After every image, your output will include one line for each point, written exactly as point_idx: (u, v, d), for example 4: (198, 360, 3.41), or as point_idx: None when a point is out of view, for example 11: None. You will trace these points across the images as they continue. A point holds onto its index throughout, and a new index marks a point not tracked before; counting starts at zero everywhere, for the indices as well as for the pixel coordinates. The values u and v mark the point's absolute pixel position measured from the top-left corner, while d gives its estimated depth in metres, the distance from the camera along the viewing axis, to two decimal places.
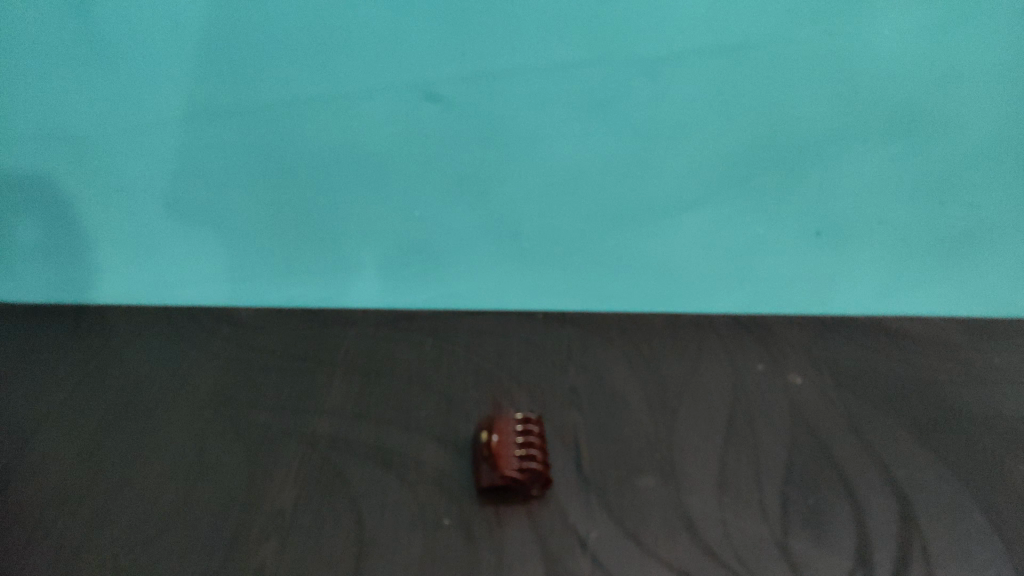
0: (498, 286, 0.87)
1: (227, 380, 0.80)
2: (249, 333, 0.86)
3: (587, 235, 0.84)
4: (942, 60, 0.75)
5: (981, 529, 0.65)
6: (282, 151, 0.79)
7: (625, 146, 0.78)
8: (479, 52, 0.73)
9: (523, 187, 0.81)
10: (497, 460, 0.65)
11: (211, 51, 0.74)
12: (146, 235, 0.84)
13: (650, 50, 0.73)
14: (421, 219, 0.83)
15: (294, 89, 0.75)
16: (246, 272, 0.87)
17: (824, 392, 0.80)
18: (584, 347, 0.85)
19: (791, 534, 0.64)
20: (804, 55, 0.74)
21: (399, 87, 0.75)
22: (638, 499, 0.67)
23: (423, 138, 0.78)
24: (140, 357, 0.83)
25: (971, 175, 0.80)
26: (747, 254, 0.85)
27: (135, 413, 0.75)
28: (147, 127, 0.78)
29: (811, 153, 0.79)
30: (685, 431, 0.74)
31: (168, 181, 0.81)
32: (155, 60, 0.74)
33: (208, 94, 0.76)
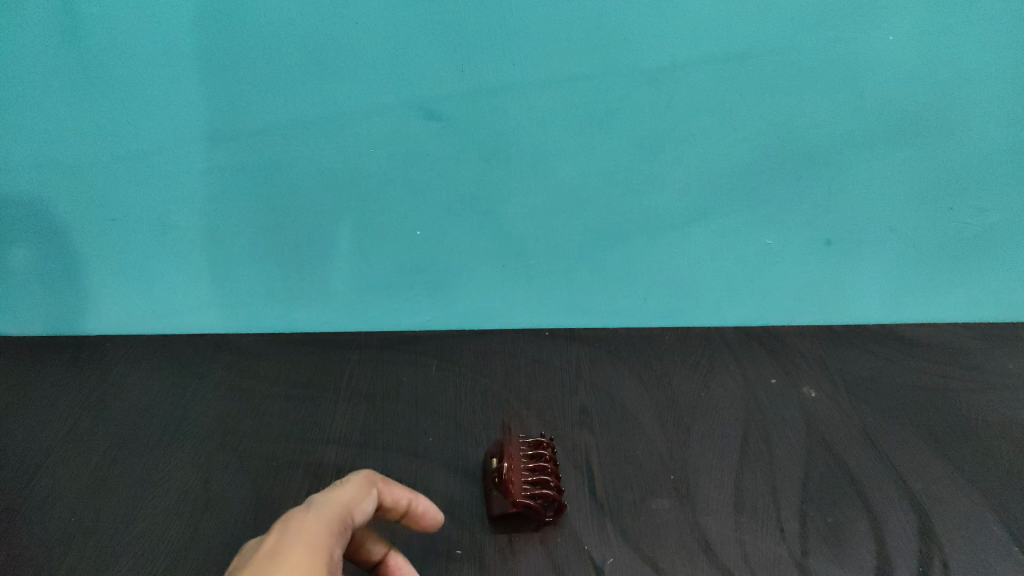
0: (506, 304, 0.89)
1: (229, 410, 0.78)
2: (247, 359, 0.86)
3: (592, 251, 0.84)
4: (950, 66, 0.72)
5: (998, 541, 0.62)
6: (280, 172, 0.78)
7: (628, 159, 0.78)
8: (479, 65, 0.71)
9: (527, 204, 0.80)
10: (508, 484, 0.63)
11: (207, 74, 0.72)
12: (145, 263, 0.84)
13: (652, 62, 0.71)
14: (423, 239, 0.83)
15: (291, 111, 0.74)
16: (250, 297, 0.88)
17: (840, 405, 0.78)
18: (593, 366, 0.84)
19: (810, 553, 0.61)
20: (811, 62, 0.72)
21: (397, 104, 0.74)
22: (655, 522, 0.64)
23: (424, 156, 0.77)
24: (141, 387, 0.82)
25: (981, 179, 0.79)
26: (756, 266, 0.86)
27: (138, 446, 0.74)
28: (143, 153, 0.76)
29: (819, 162, 0.78)
30: (700, 451, 0.72)
31: (167, 207, 0.80)
32: (149, 86, 0.72)
33: (204, 117, 0.74)
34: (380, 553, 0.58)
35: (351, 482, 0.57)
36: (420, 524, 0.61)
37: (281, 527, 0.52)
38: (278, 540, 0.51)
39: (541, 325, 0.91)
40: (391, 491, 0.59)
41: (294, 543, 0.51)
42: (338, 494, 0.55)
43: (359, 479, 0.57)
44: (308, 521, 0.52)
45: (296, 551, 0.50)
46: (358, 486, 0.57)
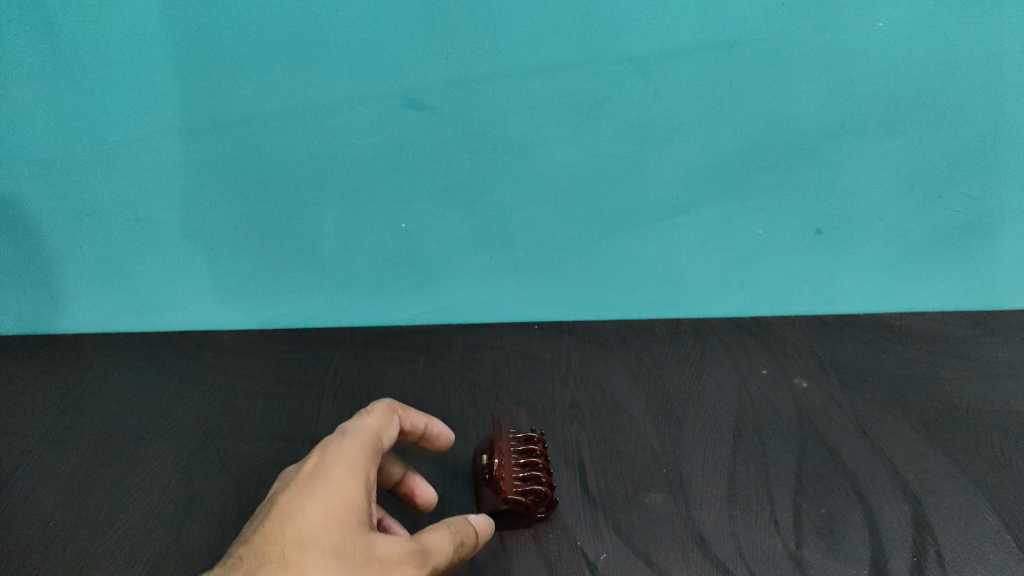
0: (493, 298, 0.88)
1: (212, 409, 0.77)
2: (231, 357, 0.85)
3: (580, 243, 0.83)
4: (940, 53, 0.71)
5: (992, 529, 0.61)
6: (261, 165, 0.76)
7: (616, 149, 0.76)
8: (463, 54, 0.70)
9: (514, 195, 0.79)
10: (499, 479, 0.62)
11: (183, 66, 0.70)
12: (124, 261, 0.83)
13: (640, 49, 0.70)
14: (408, 232, 0.82)
15: (271, 103, 0.72)
16: (230, 294, 0.86)
17: (831, 395, 0.77)
18: (583, 359, 0.83)
19: (804, 545, 0.60)
20: (800, 50, 0.71)
21: (381, 94, 0.72)
22: (648, 516, 0.63)
23: (408, 147, 0.75)
24: (121, 387, 0.80)
25: (971, 165, 0.78)
26: (746, 256, 0.85)
27: (119, 448, 0.72)
28: (119, 148, 0.74)
29: (809, 150, 0.77)
30: (692, 443, 0.71)
31: (145, 203, 0.78)
32: (124, 78, 0.70)
33: (181, 110, 0.72)
34: (399, 474, 0.62)
35: (375, 410, 0.62)
36: (429, 445, 0.67)
37: (323, 451, 0.57)
38: (321, 461, 0.56)
39: (530, 318, 0.90)
40: (410, 417, 0.64)
41: (331, 463, 0.56)
42: (369, 423, 0.60)
43: (382, 407, 0.63)
44: (346, 444, 0.57)
45: (334, 469, 0.55)
46: (381, 413, 0.62)
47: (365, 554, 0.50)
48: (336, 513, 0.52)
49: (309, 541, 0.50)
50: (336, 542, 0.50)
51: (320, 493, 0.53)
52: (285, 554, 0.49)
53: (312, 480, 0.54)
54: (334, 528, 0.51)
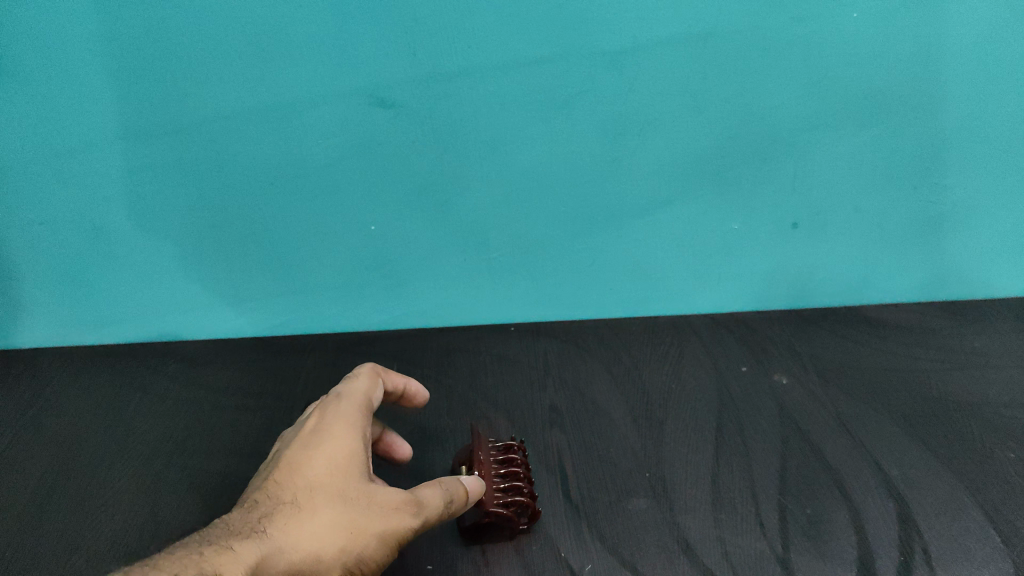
0: (468, 300, 0.86)
1: (178, 425, 0.74)
2: (197, 370, 0.82)
3: (555, 242, 0.82)
4: (914, 44, 0.71)
5: (978, 524, 0.60)
6: (222, 170, 0.73)
7: (590, 146, 0.75)
8: (431, 50, 0.67)
9: (486, 194, 0.77)
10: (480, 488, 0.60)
11: (136, 67, 0.66)
12: (80, 272, 0.79)
13: (613, 43, 0.68)
14: (378, 234, 0.79)
15: (231, 104, 0.69)
16: (194, 303, 0.83)
17: (811, 390, 0.77)
18: (561, 361, 0.82)
19: (792, 548, 0.59)
20: (774, 42, 0.70)
21: (346, 93, 0.69)
22: (632, 523, 0.62)
23: (375, 147, 0.73)
24: (82, 405, 0.77)
25: (945, 156, 0.78)
26: (722, 252, 0.84)
27: (79, 468, 0.69)
28: (71, 155, 0.71)
29: (784, 143, 0.76)
30: (675, 445, 0.70)
31: (100, 211, 0.75)
32: (73, 81, 0.67)
33: (135, 114, 0.69)
34: (378, 433, 0.62)
35: (361, 373, 0.62)
36: (406, 405, 0.67)
37: (320, 408, 0.57)
38: (319, 417, 0.56)
39: (505, 320, 0.88)
40: (391, 378, 0.64)
41: (330, 426, 0.55)
42: (359, 385, 0.60)
43: (368, 370, 0.62)
44: (342, 403, 0.57)
45: (334, 432, 0.55)
46: (367, 377, 0.61)
47: (368, 502, 0.51)
48: (338, 463, 0.53)
49: (316, 489, 0.51)
50: (342, 489, 0.52)
51: (323, 445, 0.54)
52: (296, 497, 0.51)
53: (312, 433, 0.55)
54: (338, 476, 0.52)
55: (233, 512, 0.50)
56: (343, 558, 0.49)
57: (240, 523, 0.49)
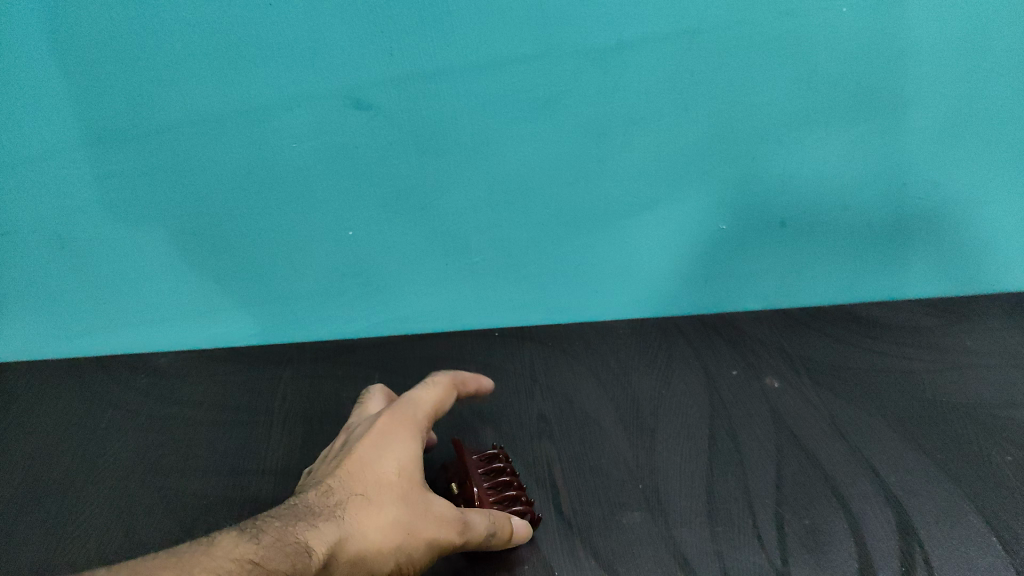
0: (451, 306, 0.83)
1: (152, 442, 0.71)
2: (170, 383, 0.79)
3: (540, 245, 0.79)
4: (903, 39, 0.69)
5: (977, 531, 0.59)
6: (191, 175, 0.70)
7: (574, 145, 0.72)
8: (408, 49, 0.64)
9: (468, 196, 0.74)
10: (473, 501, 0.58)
11: (99, 68, 0.63)
12: (45, 282, 0.76)
13: (597, 41, 0.66)
14: (357, 240, 0.76)
15: (200, 106, 0.66)
16: (167, 314, 0.80)
17: (804, 393, 0.76)
18: (548, 368, 0.80)
19: (791, 561, 0.57)
20: (761, 38, 0.68)
21: (321, 95, 0.66)
22: (627, 538, 0.60)
23: (352, 149, 0.70)
24: (48, 422, 0.74)
25: (934, 154, 0.76)
26: (710, 252, 0.82)
27: (47, 489, 0.66)
28: (31, 160, 0.68)
29: (772, 141, 0.74)
30: (667, 454, 0.68)
31: (65, 218, 0.72)
32: (32, 83, 0.63)
33: (99, 117, 0.66)
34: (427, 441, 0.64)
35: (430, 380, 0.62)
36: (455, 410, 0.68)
37: (390, 407, 0.57)
38: (388, 417, 0.56)
39: (490, 325, 0.86)
40: (467, 383, 0.68)
41: (399, 428, 0.55)
42: (427, 394, 0.60)
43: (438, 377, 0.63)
44: (411, 408, 0.58)
45: (404, 434, 0.55)
46: (436, 385, 0.62)
47: (427, 508, 0.51)
48: (408, 464, 0.53)
49: (385, 485, 0.51)
50: (407, 490, 0.51)
51: (396, 443, 0.54)
52: (368, 489, 0.50)
53: (383, 431, 0.55)
54: (409, 476, 0.52)
55: (309, 493, 0.50)
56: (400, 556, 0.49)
57: (319, 505, 0.48)
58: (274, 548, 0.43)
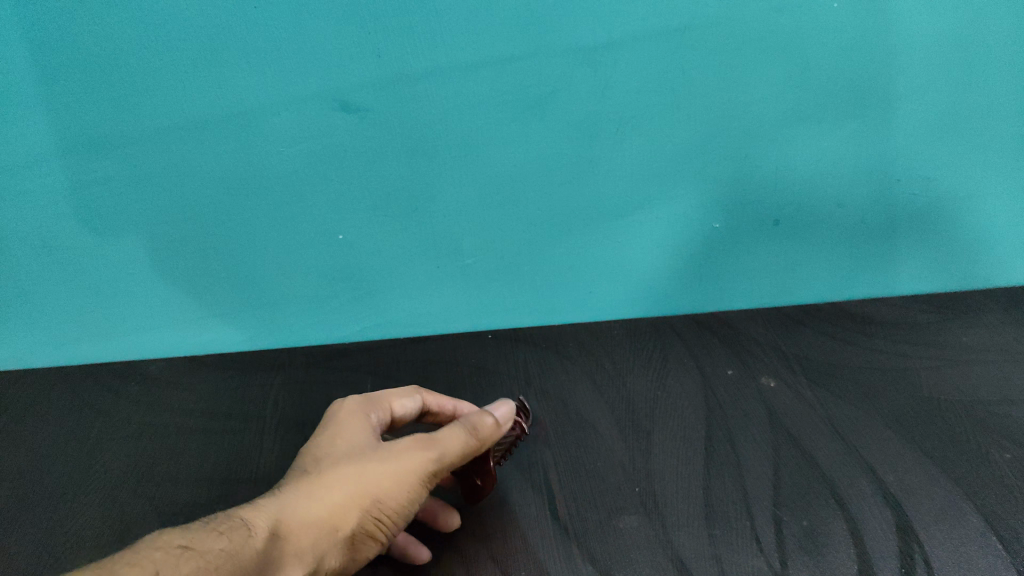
0: (443, 308, 0.83)
1: (142, 451, 0.70)
2: (161, 390, 0.78)
3: (532, 246, 0.79)
4: (897, 35, 0.68)
5: (977, 531, 0.59)
6: (178, 181, 0.69)
7: (565, 145, 0.72)
8: (396, 50, 0.64)
9: (459, 198, 0.74)
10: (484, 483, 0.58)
11: (82, 75, 0.62)
12: (31, 290, 0.75)
13: (587, 40, 0.65)
14: (347, 244, 0.76)
15: (186, 112, 0.65)
16: (156, 320, 0.79)
17: (800, 392, 0.75)
18: (542, 370, 0.79)
19: (789, 563, 0.57)
20: (753, 35, 0.67)
21: (308, 98, 0.65)
22: (624, 542, 0.59)
23: (341, 152, 0.69)
24: (37, 433, 0.73)
25: (928, 150, 0.76)
26: (704, 250, 0.82)
27: (36, 500, 0.65)
28: (15, 169, 0.67)
29: (765, 139, 0.74)
30: (663, 456, 0.67)
31: (50, 226, 0.71)
32: (12, 90, 0.63)
33: (83, 125, 0.65)
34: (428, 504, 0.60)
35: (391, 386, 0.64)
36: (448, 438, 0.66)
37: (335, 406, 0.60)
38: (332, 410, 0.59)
39: (484, 327, 0.85)
40: (436, 402, 0.65)
41: (342, 414, 0.58)
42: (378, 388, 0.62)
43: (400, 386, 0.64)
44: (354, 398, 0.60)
45: (344, 416, 0.57)
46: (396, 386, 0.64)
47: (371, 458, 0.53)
48: (349, 436, 0.55)
49: (327, 457, 0.53)
50: (349, 455, 0.53)
51: (336, 424, 0.56)
52: (310, 467, 0.53)
53: (328, 422, 0.58)
54: (349, 444, 0.54)
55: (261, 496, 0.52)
56: (361, 508, 0.51)
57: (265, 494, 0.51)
58: (202, 529, 0.44)
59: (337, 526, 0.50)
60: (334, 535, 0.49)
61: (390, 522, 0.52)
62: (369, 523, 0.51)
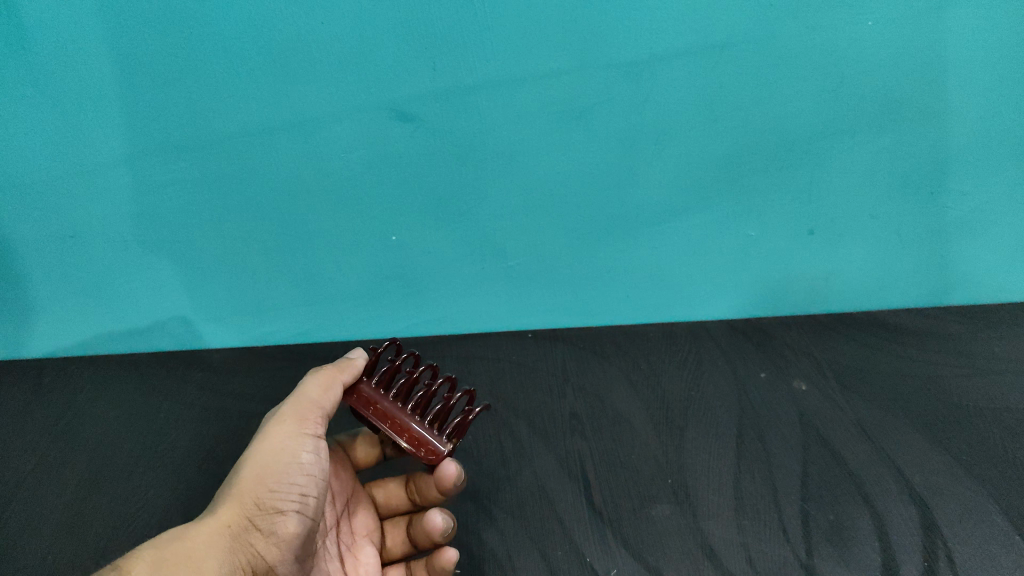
0: (486, 308, 0.87)
1: (206, 431, 0.75)
2: (222, 377, 0.83)
3: (574, 250, 0.82)
4: (932, 51, 0.71)
5: (1002, 531, 0.61)
6: (245, 182, 0.75)
7: (607, 154, 0.75)
8: (451, 64, 0.68)
9: (506, 203, 0.78)
10: (413, 439, 0.56)
11: (164, 85, 0.68)
12: (109, 280, 0.81)
13: (630, 55, 0.69)
14: (399, 244, 0.80)
15: (256, 118, 0.71)
16: (218, 312, 0.85)
17: (832, 397, 0.77)
18: (580, 368, 0.83)
19: (815, 554, 0.60)
20: (789, 52, 0.70)
21: (369, 107, 0.71)
22: (657, 529, 0.62)
23: (397, 158, 0.74)
24: (110, 412, 0.79)
25: (961, 165, 0.78)
26: (741, 257, 0.85)
27: (111, 473, 0.71)
28: (100, 168, 0.73)
29: (801, 150, 0.77)
30: (696, 452, 0.70)
31: (129, 222, 0.77)
32: (100, 96, 0.69)
33: (163, 129, 0.71)
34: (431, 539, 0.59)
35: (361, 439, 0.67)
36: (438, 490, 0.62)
37: None
38: None
39: (524, 327, 0.89)
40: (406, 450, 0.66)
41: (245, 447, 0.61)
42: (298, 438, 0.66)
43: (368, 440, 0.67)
44: None
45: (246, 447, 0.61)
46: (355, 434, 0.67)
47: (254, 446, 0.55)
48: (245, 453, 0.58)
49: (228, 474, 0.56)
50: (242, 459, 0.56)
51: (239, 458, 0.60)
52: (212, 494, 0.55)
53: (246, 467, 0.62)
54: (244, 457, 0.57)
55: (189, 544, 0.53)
56: (250, 492, 0.51)
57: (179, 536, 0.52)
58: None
59: (232, 521, 0.50)
60: (232, 529, 0.50)
61: (291, 488, 0.53)
62: (267, 499, 0.51)
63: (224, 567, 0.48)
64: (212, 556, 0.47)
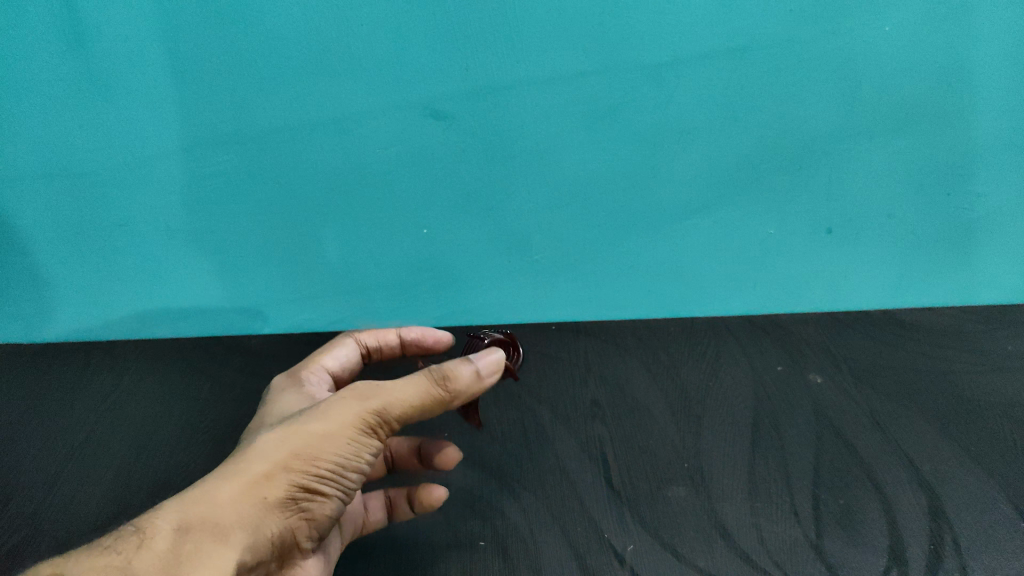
0: (512, 300, 0.91)
1: (244, 410, 0.80)
2: (259, 360, 0.88)
3: (597, 245, 0.86)
4: (949, 56, 0.73)
5: (1007, 518, 0.63)
6: (285, 176, 0.79)
7: (631, 152, 0.79)
8: (483, 65, 0.72)
9: (533, 198, 0.81)
10: None
11: (212, 81, 0.73)
12: (154, 266, 0.86)
13: (654, 58, 0.72)
14: (430, 236, 0.84)
15: (297, 114, 0.75)
16: (256, 299, 0.89)
17: (847, 390, 0.80)
18: (601, 359, 0.86)
19: (825, 535, 0.62)
20: (808, 56, 0.73)
21: (404, 105, 0.74)
22: (672, 508, 0.65)
23: (430, 155, 0.78)
24: (155, 391, 0.83)
25: (977, 168, 0.80)
26: (760, 255, 0.87)
27: (155, 446, 0.75)
28: (151, 160, 0.78)
29: (819, 151, 0.79)
30: (712, 439, 0.73)
31: (175, 212, 0.82)
32: (153, 91, 0.73)
33: (210, 124, 0.75)
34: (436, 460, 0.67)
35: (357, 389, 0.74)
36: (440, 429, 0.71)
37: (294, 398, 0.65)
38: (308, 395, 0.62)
39: (548, 319, 0.93)
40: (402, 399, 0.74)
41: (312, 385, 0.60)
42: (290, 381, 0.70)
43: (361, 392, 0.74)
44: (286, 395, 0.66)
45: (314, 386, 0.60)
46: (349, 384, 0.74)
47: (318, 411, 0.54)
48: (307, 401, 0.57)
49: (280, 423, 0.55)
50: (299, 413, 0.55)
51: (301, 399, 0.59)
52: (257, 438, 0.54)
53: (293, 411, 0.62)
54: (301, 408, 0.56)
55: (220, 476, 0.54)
56: (296, 473, 0.51)
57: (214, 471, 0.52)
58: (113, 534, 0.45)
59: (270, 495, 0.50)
60: (265, 503, 0.50)
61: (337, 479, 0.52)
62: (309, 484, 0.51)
63: (248, 540, 0.49)
64: (240, 529, 0.48)
